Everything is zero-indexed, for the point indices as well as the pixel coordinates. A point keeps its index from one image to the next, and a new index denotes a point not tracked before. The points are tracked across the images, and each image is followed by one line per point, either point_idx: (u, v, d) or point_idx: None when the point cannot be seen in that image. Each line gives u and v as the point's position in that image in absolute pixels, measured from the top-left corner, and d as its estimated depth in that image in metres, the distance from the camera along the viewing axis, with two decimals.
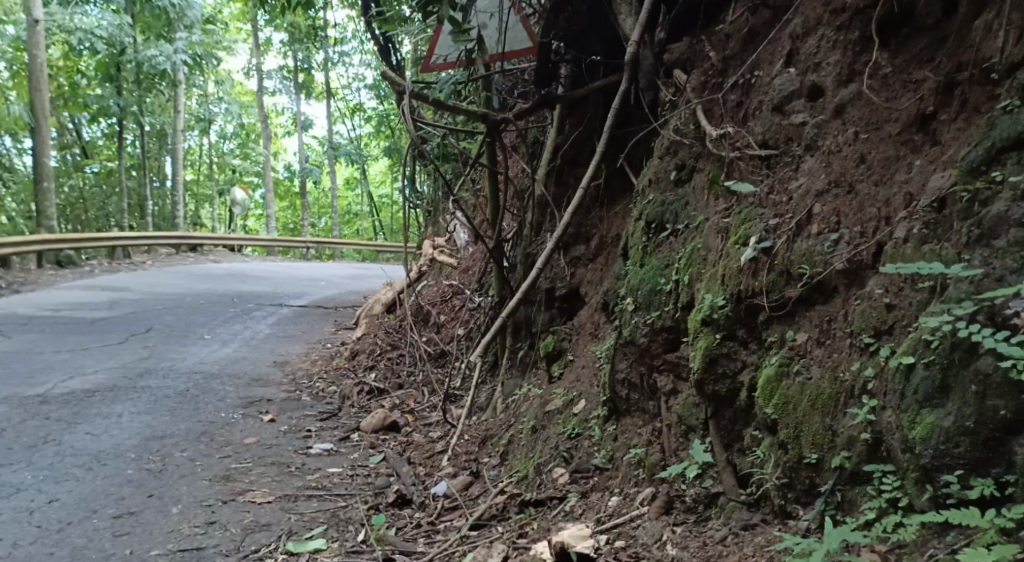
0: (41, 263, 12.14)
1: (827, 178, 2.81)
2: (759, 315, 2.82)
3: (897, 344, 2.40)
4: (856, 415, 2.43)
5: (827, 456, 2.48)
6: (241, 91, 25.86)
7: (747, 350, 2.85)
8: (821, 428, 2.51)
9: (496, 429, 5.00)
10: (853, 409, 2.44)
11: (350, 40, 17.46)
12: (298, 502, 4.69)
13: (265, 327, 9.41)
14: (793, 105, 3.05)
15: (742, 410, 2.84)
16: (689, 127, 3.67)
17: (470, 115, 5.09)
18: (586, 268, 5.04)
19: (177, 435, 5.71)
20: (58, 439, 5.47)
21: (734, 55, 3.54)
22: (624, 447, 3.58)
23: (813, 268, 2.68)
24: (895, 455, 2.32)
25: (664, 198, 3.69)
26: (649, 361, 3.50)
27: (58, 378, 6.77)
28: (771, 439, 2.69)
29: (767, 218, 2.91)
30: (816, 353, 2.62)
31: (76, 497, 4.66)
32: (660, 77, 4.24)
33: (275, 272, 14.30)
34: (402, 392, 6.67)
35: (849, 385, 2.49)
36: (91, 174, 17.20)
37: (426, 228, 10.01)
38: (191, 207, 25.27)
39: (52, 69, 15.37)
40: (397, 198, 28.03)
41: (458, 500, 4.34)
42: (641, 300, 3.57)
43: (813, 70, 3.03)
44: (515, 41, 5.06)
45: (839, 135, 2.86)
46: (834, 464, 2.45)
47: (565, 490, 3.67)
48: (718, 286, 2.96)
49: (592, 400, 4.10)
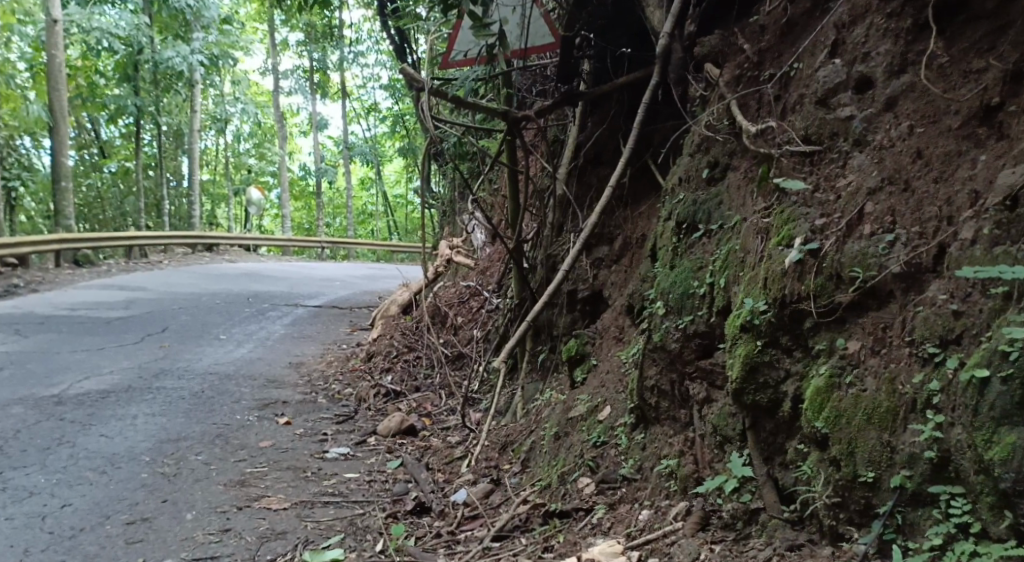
0: (58, 262, 12.11)
1: (879, 176, 2.64)
2: (806, 321, 2.65)
3: (966, 355, 2.24)
4: (919, 432, 2.27)
5: (886, 474, 2.33)
6: (257, 91, 25.88)
7: (790, 358, 2.69)
8: (879, 445, 2.36)
9: (516, 435, 4.85)
10: (916, 425, 2.28)
11: (365, 40, 17.42)
12: (315, 509, 4.56)
13: (280, 327, 9.31)
14: (839, 98, 2.88)
15: (785, 422, 2.69)
16: (722, 122, 3.50)
17: (491, 112, 4.93)
18: (609, 269, 4.90)
19: (191, 437, 5.60)
20: (72, 441, 5.37)
21: (770, 47, 3.37)
22: (653, 457, 3.43)
23: (867, 271, 2.52)
24: (966, 477, 2.16)
25: (696, 198, 3.53)
26: (681, 367, 3.35)
27: (73, 378, 6.68)
28: (819, 454, 2.54)
29: (813, 218, 2.74)
30: (870, 363, 2.45)
31: (89, 502, 4.55)
32: (690, 72, 4.08)
33: (289, 272, 14.22)
34: (419, 394, 6.54)
35: (909, 398, 2.32)
36: (108, 173, 17.22)
37: (442, 229, 9.90)
38: (207, 207, 25.30)
39: (71, 69, 15.38)
40: (411, 198, 28.01)
41: (480, 509, 4.20)
42: (672, 303, 3.41)
43: (861, 61, 2.86)
44: (537, 36, 4.86)
45: (892, 129, 2.69)
46: (894, 484, 2.29)
47: (592, 501, 3.53)
48: (759, 289, 2.79)
49: (619, 407, 3.94)
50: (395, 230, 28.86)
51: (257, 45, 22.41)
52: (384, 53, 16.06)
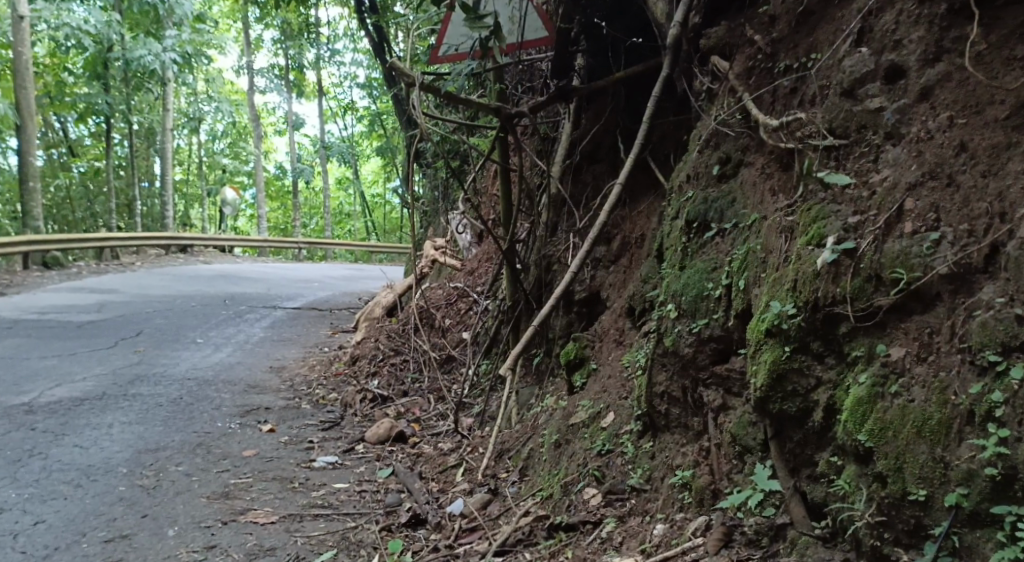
0: (27, 265, 11.76)
1: (919, 170, 2.51)
2: (841, 326, 2.53)
3: None
4: (979, 447, 2.15)
5: (938, 493, 2.20)
6: (231, 90, 25.49)
7: (822, 365, 2.58)
8: (930, 460, 2.23)
9: (512, 442, 4.67)
10: (975, 439, 2.16)
11: (342, 39, 17.15)
12: (304, 522, 4.35)
13: (259, 330, 9.05)
14: (866, 89, 2.75)
15: (815, 433, 2.59)
16: (734, 117, 3.35)
17: (483, 109, 4.73)
18: (607, 271, 4.74)
19: (171, 447, 5.36)
20: (45, 453, 5.12)
21: (784, 38, 3.20)
22: (664, 467, 3.28)
23: (911, 273, 2.40)
24: None
25: (707, 195, 3.37)
26: (694, 373, 3.20)
27: (44, 385, 6.41)
28: (858, 468, 2.42)
29: (845, 216, 2.62)
30: (917, 371, 2.33)
31: (63, 518, 4.32)
32: (696, 65, 3.95)
33: (266, 274, 13.95)
34: (406, 399, 6.33)
35: (966, 410, 2.20)
36: (77, 173, 16.79)
37: (425, 231, 9.70)
38: (181, 208, 24.88)
39: (39, 67, 15.00)
40: (390, 198, 27.77)
41: (478, 520, 4.01)
42: (684, 307, 3.25)
43: (891, 49, 2.73)
44: (530, 30, 4.68)
45: (928, 120, 2.56)
46: (949, 502, 2.17)
47: (600, 514, 3.35)
48: (786, 291, 2.67)
49: (623, 413, 3.77)
50: (372, 231, 28.62)
51: (232, 43, 22.06)
52: (361, 52, 15.84)
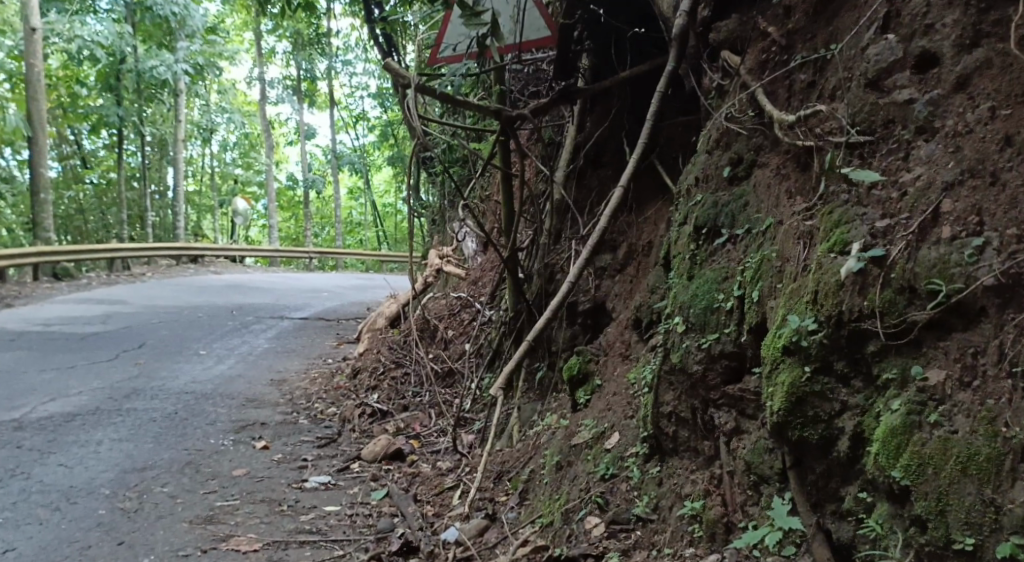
0: (37, 276, 11.60)
1: (958, 167, 2.24)
2: (870, 345, 2.27)
3: None
4: None
5: (988, 542, 1.93)
6: (244, 100, 25.36)
7: (847, 388, 2.31)
8: (978, 503, 1.95)
9: (513, 462, 4.40)
10: None
11: (353, 48, 16.96)
12: (289, 550, 4.10)
13: (263, 342, 8.82)
14: (894, 79, 2.49)
15: (841, 466, 2.32)
16: (745, 114, 3.09)
17: (481, 111, 4.47)
18: (612, 280, 4.48)
19: (159, 466, 5.12)
20: (27, 473, 4.89)
21: (800, 28, 2.94)
22: (672, 495, 3.00)
23: (950, 284, 2.12)
24: None
25: (717, 199, 3.11)
26: (704, 393, 2.92)
27: (37, 400, 6.19)
28: (892, 507, 2.15)
29: (872, 219, 2.36)
30: (960, 398, 2.06)
31: (35, 546, 4.07)
32: (705, 61, 3.68)
33: (276, 284, 13.74)
34: (407, 414, 6.06)
35: (1020, 445, 1.93)
36: (91, 185, 16.65)
37: (432, 239, 9.45)
38: (194, 218, 24.77)
39: (52, 79, 14.86)
40: (401, 208, 27.59)
41: (473, 549, 3.74)
42: (693, 320, 2.98)
43: (922, 34, 2.46)
44: (531, 30, 4.42)
45: (966, 112, 2.29)
46: (1002, 553, 1.89)
47: (602, 547, 3.06)
48: (805, 304, 2.41)
49: (629, 434, 3.49)
50: (384, 240, 28.46)
51: (245, 53, 21.95)
52: (372, 61, 15.64)
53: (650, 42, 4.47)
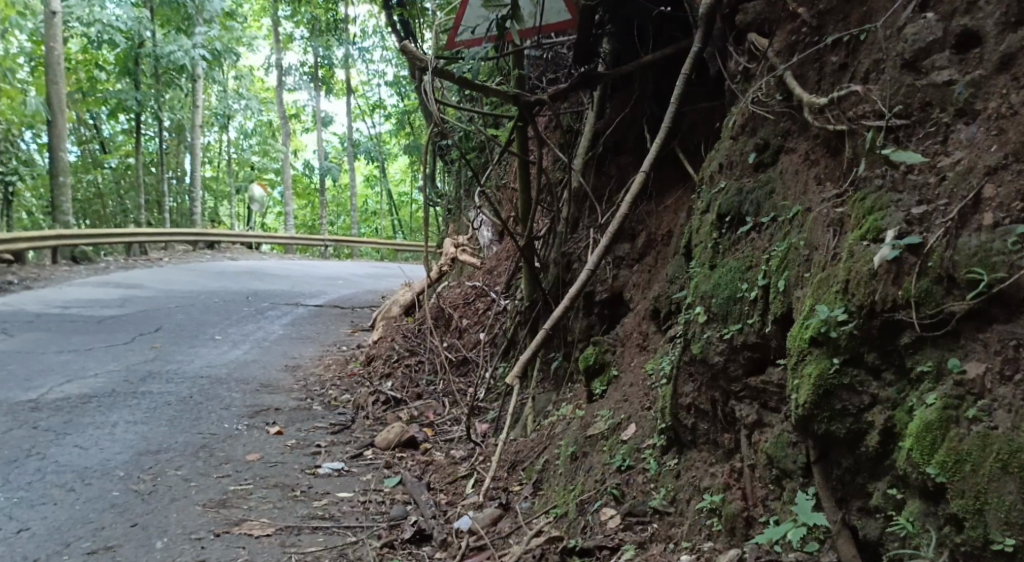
0: (56, 259, 11.62)
1: (1001, 151, 2.14)
2: (903, 336, 2.18)
3: None
4: None
5: None
6: (262, 87, 25.35)
7: (878, 381, 2.23)
8: (1019, 503, 1.88)
9: (527, 451, 4.34)
10: None
11: (371, 36, 16.86)
12: (302, 535, 4.06)
13: (279, 328, 8.80)
14: (932, 60, 2.40)
15: (870, 461, 2.24)
16: (771, 98, 3.01)
17: (499, 95, 4.39)
18: (630, 270, 4.39)
19: (173, 449, 5.10)
20: (43, 453, 4.88)
21: (832, 8, 2.85)
22: (690, 487, 2.94)
23: (992, 273, 2.04)
24: None
25: (742, 186, 3.03)
26: (725, 385, 2.85)
27: (55, 381, 6.19)
28: (925, 505, 2.07)
29: (908, 206, 2.28)
30: (1001, 393, 1.97)
31: (49, 525, 4.05)
32: (730, 44, 3.58)
33: (292, 271, 13.74)
34: (421, 402, 6.02)
35: None
36: (109, 169, 16.68)
37: (447, 227, 9.37)
38: (212, 205, 24.81)
39: (71, 63, 14.88)
40: (415, 197, 27.56)
41: (486, 538, 3.69)
42: (715, 310, 2.89)
43: (963, 13, 2.37)
44: (552, 13, 4.30)
45: (1009, 94, 2.20)
46: None
47: (617, 539, 3.01)
48: (833, 294, 2.33)
49: (647, 425, 3.41)
50: (399, 229, 28.48)
51: (263, 40, 21.89)
52: (389, 49, 15.53)
53: (674, 24, 4.37)
